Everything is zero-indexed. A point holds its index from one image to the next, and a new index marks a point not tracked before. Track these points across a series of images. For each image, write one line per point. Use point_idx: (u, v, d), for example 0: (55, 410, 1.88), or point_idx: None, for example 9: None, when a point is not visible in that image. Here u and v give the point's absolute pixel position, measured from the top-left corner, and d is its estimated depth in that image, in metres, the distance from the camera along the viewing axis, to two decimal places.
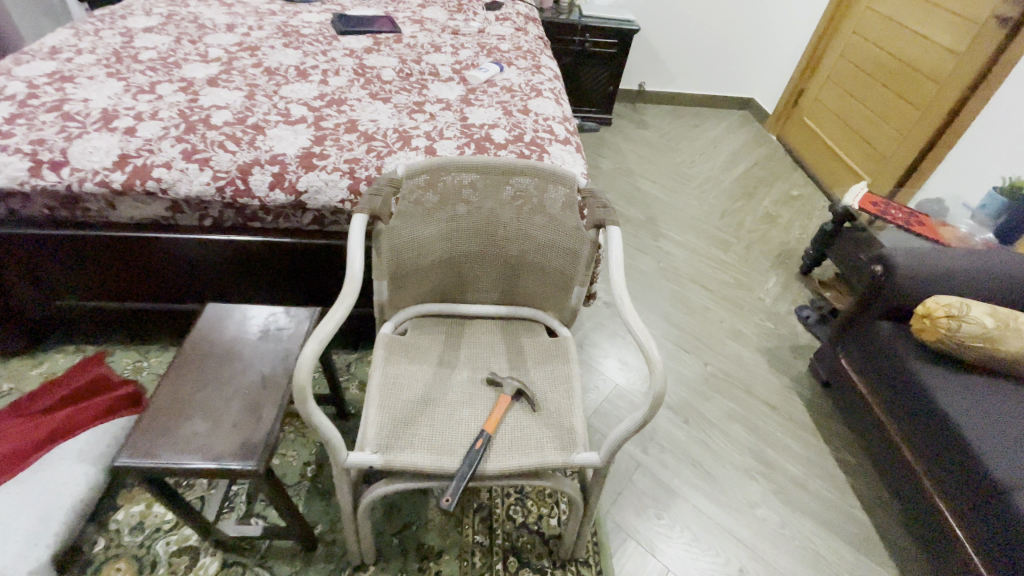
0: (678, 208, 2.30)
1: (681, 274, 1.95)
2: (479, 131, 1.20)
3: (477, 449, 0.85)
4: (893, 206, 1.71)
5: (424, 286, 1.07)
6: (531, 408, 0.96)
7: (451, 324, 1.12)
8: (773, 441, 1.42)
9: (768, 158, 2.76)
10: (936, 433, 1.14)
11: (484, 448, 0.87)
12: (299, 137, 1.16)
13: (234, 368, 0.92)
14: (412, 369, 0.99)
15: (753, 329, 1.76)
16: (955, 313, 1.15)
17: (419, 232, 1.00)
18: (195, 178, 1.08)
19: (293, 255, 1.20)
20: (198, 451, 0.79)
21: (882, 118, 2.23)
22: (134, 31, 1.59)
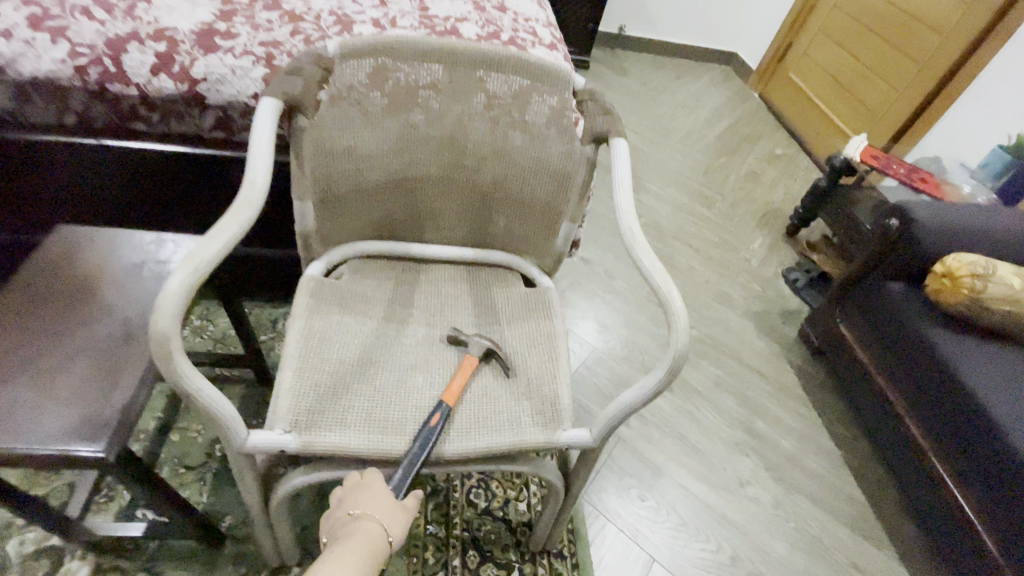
0: (660, 161, 2.11)
1: (665, 231, 1.77)
2: (442, 24, 0.94)
3: (435, 429, 0.64)
4: (895, 161, 1.58)
5: (367, 215, 0.82)
6: (503, 374, 0.75)
7: (402, 268, 0.88)
8: (764, 412, 1.28)
9: (751, 115, 2.60)
10: (953, 406, 1.02)
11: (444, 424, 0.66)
12: (197, 10, 0.87)
13: (86, 313, 0.66)
14: (347, 322, 0.75)
15: (740, 292, 1.61)
16: (982, 272, 1.02)
17: (361, 140, 0.75)
18: (45, 52, 0.79)
19: (190, 174, 0.91)
20: (14, 432, 0.55)
21: (876, 74, 2.10)
22: None
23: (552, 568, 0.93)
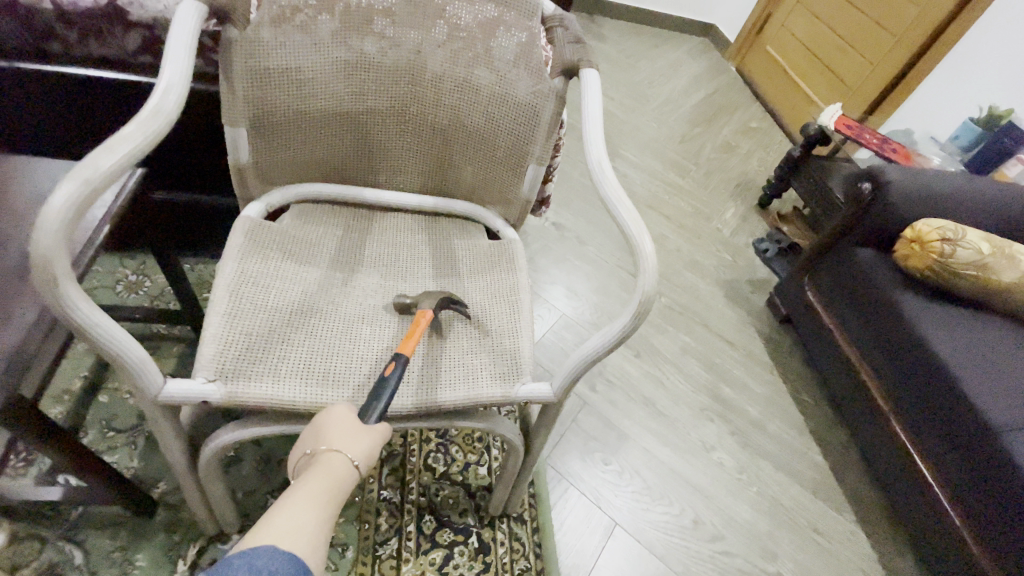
0: (635, 128, 2.05)
1: (637, 198, 1.73)
2: None
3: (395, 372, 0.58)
4: (868, 131, 1.57)
5: (311, 152, 0.74)
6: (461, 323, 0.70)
7: (354, 216, 0.81)
8: (731, 379, 1.27)
9: (728, 87, 2.56)
10: (915, 369, 1.03)
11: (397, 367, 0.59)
12: None
13: None
14: (288, 267, 0.68)
15: (711, 260, 1.59)
16: (951, 237, 1.02)
17: (301, 61, 0.66)
18: None
19: (112, 103, 0.82)
20: None
21: (853, 46, 2.08)
22: None
23: (512, 532, 0.90)
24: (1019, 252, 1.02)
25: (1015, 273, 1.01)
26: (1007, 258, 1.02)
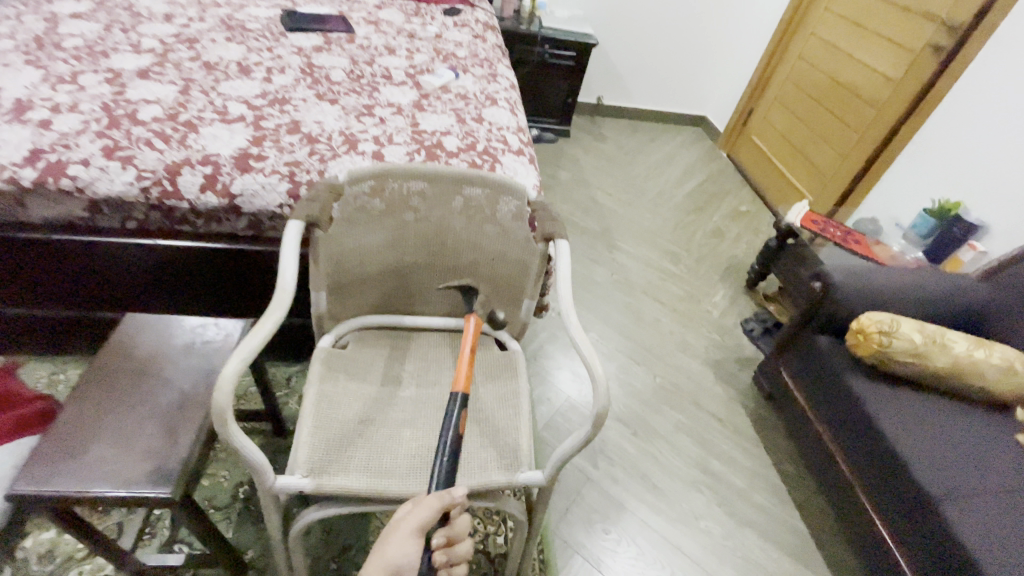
0: (633, 220, 2.33)
1: (635, 285, 1.97)
2: (429, 138, 1.18)
3: (445, 419, 0.77)
4: (832, 225, 1.81)
5: (367, 297, 1.03)
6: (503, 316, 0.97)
7: (396, 338, 1.07)
8: (719, 453, 1.44)
9: (719, 174, 2.85)
10: (869, 443, 1.19)
11: (452, 418, 0.76)
12: (235, 137, 1.09)
13: (152, 385, 0.85)
14: (351, 386, 0.94)
15: (702, 342, 1.80)
16: (887, 329, 1.20)
17: (364, 240, 0.95)
18: (116, 176, 0.99)
19: (223, 261, 1.12)
20: (105, 478, 0.72)
21: (824, 141, 2.35)
22: (59, 16, 1.48)
23: None
24: (949, 339, 1.20)
25: (948, 359, 1.19)
26: (939, 346, 1.20)
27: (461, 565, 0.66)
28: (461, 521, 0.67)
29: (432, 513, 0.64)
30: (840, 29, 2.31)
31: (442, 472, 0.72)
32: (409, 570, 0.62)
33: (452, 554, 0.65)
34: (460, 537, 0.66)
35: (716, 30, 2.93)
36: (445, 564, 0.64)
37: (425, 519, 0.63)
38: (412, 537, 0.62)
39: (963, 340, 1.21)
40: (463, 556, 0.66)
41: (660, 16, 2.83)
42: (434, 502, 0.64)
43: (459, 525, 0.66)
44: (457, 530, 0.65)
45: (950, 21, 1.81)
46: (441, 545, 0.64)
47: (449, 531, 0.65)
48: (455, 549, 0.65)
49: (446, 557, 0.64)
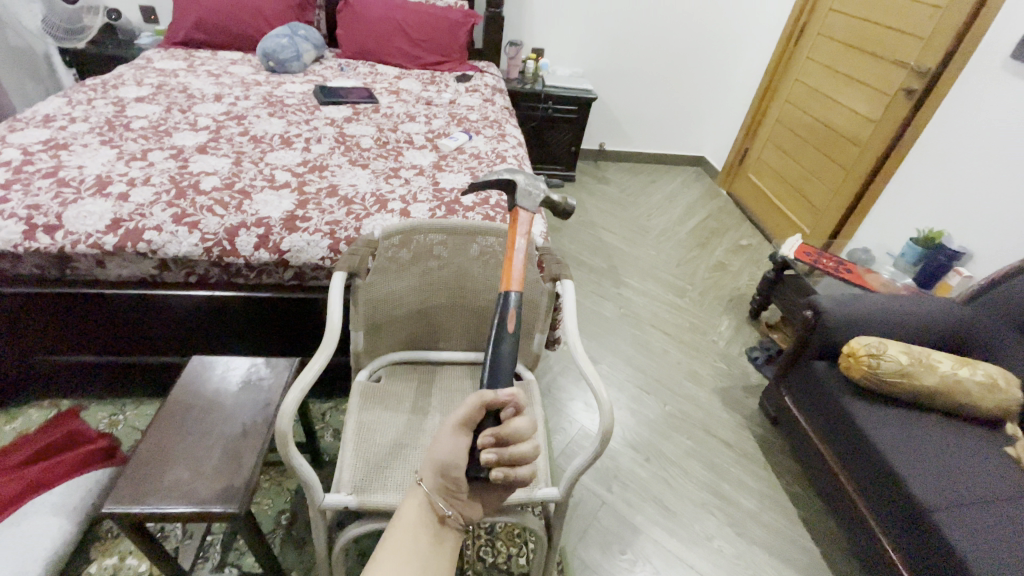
0: (638, 257, 2.47)
1: (642, 319, 2.08)
2: (449, 195, 1.35)
3: (494, 318, 0.73)
4: (825, 256, 1.93)
5: (397, 336, 1.16)
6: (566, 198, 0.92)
7: (422, 373, 1.19)
8: (728, 476, 1.51)
9: (719, 211, 2.99)
10: (867, 461, 1.27)
11: (502, 315, 0.73)
12: (283, 202, 1.26)
13: (217, 418, 0.99)
14: (386, 415, 1.06)
15: (708, 370, 1.89)
16: (875, 352, 1.30)
17: (394, 286, 1.09)
18: (184, 240, 1.16)
19: (271, 308, 1.28)
20: (181, 496, 0.84)
21: (815, 177, 2.49)
22: (126, 100, 1.71)
23: None
24: (934, 360, 1.30)
25: (934, 378, 1.28)
26: (926, 366, 1.29)
27: (524, 467, 0.63)
28: (516, 423, 0.62)
29: (473, 411, 0.61)
30: (821, 75, 2.49)
31: (501, 370, 0.69)
32: (454, 469, 0.61)
33: (504, 455, 0.61)
34: (516, 438, 0.62)
35: (707, 78, 3.15)
36: (499, 465, 0.61)
37: (464, 415, 0.61)
38: (457, 435, 0.62)
39: (948, 360, 1.30)
40: (522, 457, 0.62)
41: (654, 69, 3.07)
42: (470, 401, 0.61)
43: (510, 427, 0.61)
44: (506, 432, 0.61)
45: (917, 67, 1.96)
46: (491, 447, 0.61)
47: (498, 433, 0.61)
48: (510, 451, 0.61)
49: (498, 458, 0.61)
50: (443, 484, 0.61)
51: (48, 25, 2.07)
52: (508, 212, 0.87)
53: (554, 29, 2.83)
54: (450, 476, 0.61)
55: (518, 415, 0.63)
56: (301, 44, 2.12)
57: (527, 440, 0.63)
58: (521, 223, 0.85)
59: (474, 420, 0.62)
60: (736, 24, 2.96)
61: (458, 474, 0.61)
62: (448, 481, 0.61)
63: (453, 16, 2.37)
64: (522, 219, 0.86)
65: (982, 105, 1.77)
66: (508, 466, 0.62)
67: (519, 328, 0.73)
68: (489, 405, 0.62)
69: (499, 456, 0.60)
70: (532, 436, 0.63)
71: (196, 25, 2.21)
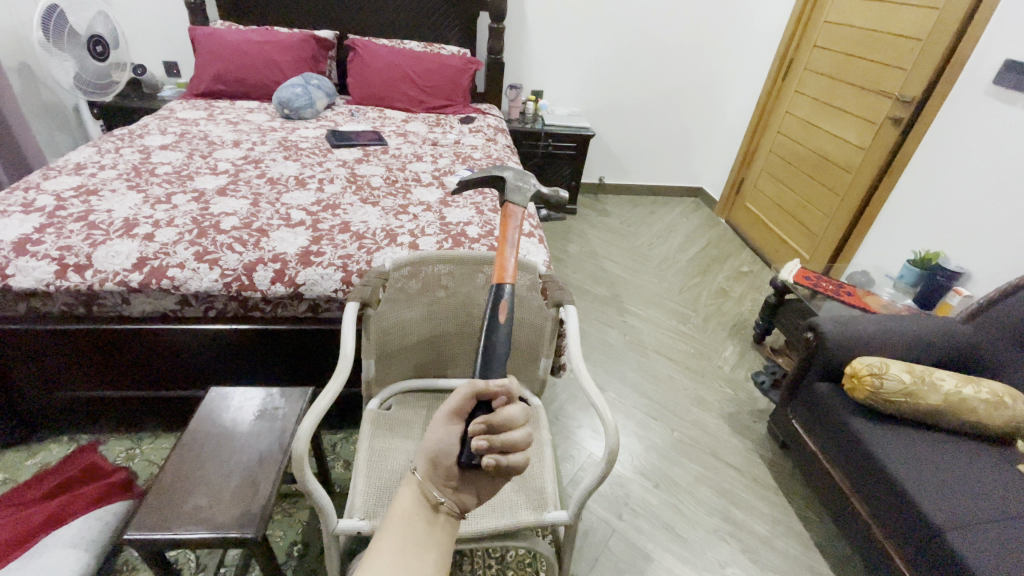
0: (641, 285, 2.51)
1: (646, 345, 2.11)
2: (455, 228, 1.41)
3: (487, 309, 0.76)
4: (824, 280, 1.96)
5: (407, 364, 1.20)
6: (558, 189, 0.96)
7: (431, 400, 1.22)
8: (739, 502, 1.51)
9: (719, 239, 3.05)
10: (877, 481, 1.26)
11: (494, 305, 0.75)
12: (298, 238, 1.33)
13: (235, 447, 1.02)
14: (397, 442, 1.09)
15: (715, 396, 1.89)
16: (877, 372, 1.31)
17: (404, 315, 1.14)
18: (205, 276, 1.22)
19: (286, 340, 1.33)
20: (201, 522, 0.87)
21: (811, 204, 2.55)
22: (151, 148, 1.81)
23: None
24: (937, 378, 1.31)
25: (939, 396, 1.29)
26: (929, 384, 1.30)
27: (518, 456, 0.57)
28: (508, 410, 0.58)
29: (465, 399, 0.58)
30: (810, 107, 2.59)
31: (495, 354, 0.70)
32: (446, 456, 0.56)
33: (496, 443, 0.55)
34: (508, 425, 0.57)
35: (701, 113, 3.28)
36: (491, 453, 0.55)
37: (455, 403, 0.58)
38: (449, 422, 0.57)
39: (951, 378, 1.31)
40: (516, 446, 0.57)
41: (649, 106, 3.20)
42: (461, 389, 0.58)
43: (502, 413, 0.57)
44: (497, 419, 0.56)
45: (902, 96, 2.05)
46: (483, 434, 0.56)
47: (490, 419, 0.57)
48: (502, 439, 0.56)
49: (489, 446, 0.55)
50: (435, 473, 0.55)
51: (80, 81, 2.22)
52: (500, 207, 0.90)
53: (552, 71, 2.98)
54: (443, 464, 0.56)
55: (510, 403, 0.60)
56: (314, 92, 2.25)
57: (520, 427, 0.59)
58: (513, 219, 0.88)
59: (467, 408, 0.58)
60: (726, 63, 3.10)
61: (451, 461, 0.56)
62: (441, 471, 0.55)
63: (456, 63, 2.52)
64: (514, 214, 0.89)
65: (966, 131, 1.84)
66: (501, 453, 0.56)
67: (510, 318, 0.76)
68: (481, 394, 0.59)
69: (492, 443, 0.55)
70: (527, 422, 0.59)
71: (217, 77, 2.35)
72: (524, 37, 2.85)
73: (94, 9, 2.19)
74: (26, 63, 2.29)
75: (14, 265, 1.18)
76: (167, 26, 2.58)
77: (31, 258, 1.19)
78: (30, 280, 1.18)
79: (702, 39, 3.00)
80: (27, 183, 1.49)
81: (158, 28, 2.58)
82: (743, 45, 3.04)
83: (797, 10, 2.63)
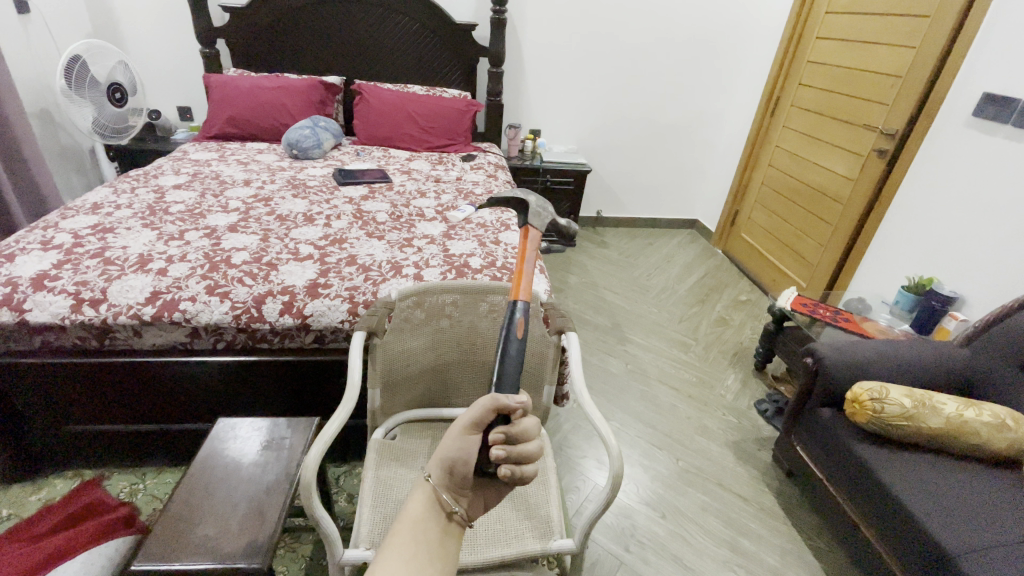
0: (641, 315, 2.54)
1: (648, 374, 2.12)
2: (459, 260, 1.46)
3: (503, 323, 0.77)
4: (821, 307, 1.99)
5: (412, 393, 1.22)
6: (570, 223, 1.01)
7: (435, 429, 1.23)
8: (748, 532, 1.49)
9: (717, 269, 3.10)
10: (884, 507, 1.25)
11: (510, 322, 0.77)
12: (306, 271, 1.37)
13: (241, 477, 1.02)
14: (401, 472, 1.09)
15: (719, 424, 1.89)
16: (877, 396, 1.32)
17: (410, 344, 1.16)
18: (215, 308, 1.26)
19: (293, 371, 1.35)
20: (208, 552, 0.87)
21: (805, 233, 2.61)
22: (165, 188, 1.88)
23: None
24: (937, 402, 1.31)
25: (940, 419, 1.29)
26: (930, 408, 1.30)
27: (530, 468, 0.59)
28: (524, 422, 0.60)
29: (486, 410, 0.59)
30: (799, 141, 2.68)
31: (509, 366, 0.72)
32: (463, 465, 0.57)
33: (512, 452, 0.58)
34: (524, 437, 0.60)
35: (694, 148, 3.39)
36: (506, 463, 0.58)
37: (476, 414, 0.59)
38: (467, 432, 0.59)
39: (952, 402, 1.32)
40: (530, 457, 0.59)
41: (644, 142, 3.31)
42: (482, 400, 0.59)
43: (519, 425, 0.59)
44: (515, 430, 0.59)
45: (886, 129, 2.14)
46: (500, 444, 0.58)
47: (508, 430, 0.59)
48: (518, 450, 0.58)
49: (506, 456, 0.58)
50: (450, 481, 0.57)
51: (97, 126, 2.32)
52: (520, 229, 0.95)
53: (549, 111, 3.11)
54: (458, 472, 0.57)
55: (525, 416, 0.62)
56: (321, 134, 2.34)
57: (533, 440, 0.61)
58: (532, 240, 0.94)
59: (485, 420, 0.59)
60: (715, 101, 3.24)
61: (467, 470, 0.58)
62: (456, 479, 0.57)
63: (458, 104, 2.63)
64: (533, 237, 0.95)
65: (950, 161, 1.90)
66: (515, 464, 0.59)
67: (525, 335, 0.77)
68: (502, 407, 0.60)
69: (509, 453, 0.58)
70: (539, 436, 0.62)
71: (229, 121, 2.46)
72: (522, 79, 2.98)
73: (115, 58, 2.30)
74: (47, 109, 2.40)
75: (32, 299, 1.22)
76: (182, 73, 2.71)
77: (48, 293, 1.23)
78: (46, 314, 1.21)
79: (693, 78, 3.13)
80: (46, 222, 1.55)
81: (173, 75, 2.71)
82: (731, 83, 3.18)
83: (782, 51, 2.77)
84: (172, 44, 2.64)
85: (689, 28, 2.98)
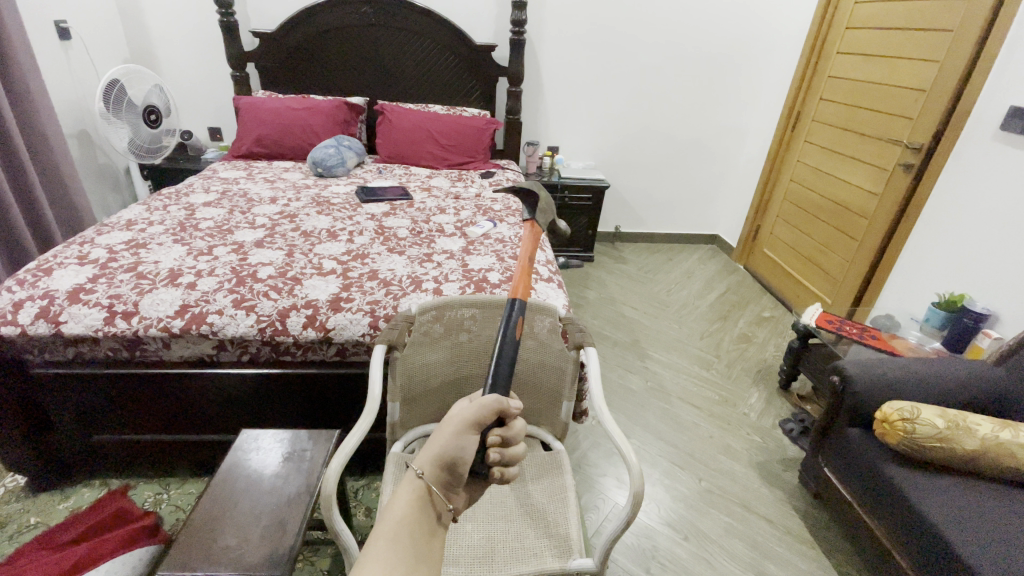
0: (661, 331, 2.51)
1: (669, 392, 2.08)
2: (477, 275, 1.48)
3: (502, 321, 0.79)
4: (847, 323, 1.94)
5: (431, 406, 1.22)
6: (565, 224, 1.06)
7: None
8: (773, 555, 1.44)
9: (739, 285, 3.06)
10: (917, 532, 1.20)
11: (508, 322, 0.79)
12: (329, 286, 1.40)
13: (262, 488, 1.04)
14: None
15: (742, 444, 1.85)
16: (909, 416, 1.28)
17: (429, 357, 1.17)
18: (241, 321, 1.29)
19: (311, 382, 1.37)
20: (229, 563, 0.88)
21: (829, 249, 2.57)
22: (195, 205, 1.95)
23: None
24: (972, 422, 1.26)
25: (975, 441, 1.24)
26: (964, 430, 1.25)
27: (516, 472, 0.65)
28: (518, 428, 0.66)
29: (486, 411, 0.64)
30: (821, 156, 2.66)
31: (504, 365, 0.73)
32: (461, 462, 0.59)
33: (506, 456, 0.63)
34: (516, 442, 0.65)
35: (713, 164, 3.38)
36: (498, 465, 0.62)
37: (480, 414, 0.63)
38: (467, 430, 0.61)
39: (987, 423, 1.27)
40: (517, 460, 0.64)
41: (662, 157, 3.31)
42: (488, 401, 0.64)
43: (514, 430, 0.65)
44: (512, 434, 0.64)
45: (911, 143, 2.10)
46: (496, 446, 0.63)
47: (504, 434, 0.64)
48: (512, 453, 0.64)
49: (501, 457, 0.63)
50: (444, 476, 0.59)
51: (133, 146, 2.42)
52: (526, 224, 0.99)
53: (567, 129, 3.14)
54: (453, 468, 0.59)
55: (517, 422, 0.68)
56: (345, 152, 2.41)
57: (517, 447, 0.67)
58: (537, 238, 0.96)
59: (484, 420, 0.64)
60: (734, 116, 3.23)
61: (461, 468, 0.60)
62: (448, 475, 0.59)
63: (477, 123, 2.69)
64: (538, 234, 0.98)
65: (977, 175, 1.87)
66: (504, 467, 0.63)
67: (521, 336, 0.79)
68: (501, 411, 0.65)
69: (503, 456, 0.63)
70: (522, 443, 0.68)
71: (257, 141, 2.54)
72: (540, 98, 3.03)
73: (151, 82, 2.41)
74: (85, 131, 2.52)
75: (68, 312, 1.27)
76: (213, 96, 2.83)
77: (83, 306, 1.28)
78: (80, 326, 1.26)
79: (711, 94, 3.14)
80: (82, 238, 1.61)
81: (205, 98, 2.83)
82: (749, 100, 3.18)
83: (802, 67, 2.77)
84: (205, 69, 2.76)
85: (705, 45, 3.00)
